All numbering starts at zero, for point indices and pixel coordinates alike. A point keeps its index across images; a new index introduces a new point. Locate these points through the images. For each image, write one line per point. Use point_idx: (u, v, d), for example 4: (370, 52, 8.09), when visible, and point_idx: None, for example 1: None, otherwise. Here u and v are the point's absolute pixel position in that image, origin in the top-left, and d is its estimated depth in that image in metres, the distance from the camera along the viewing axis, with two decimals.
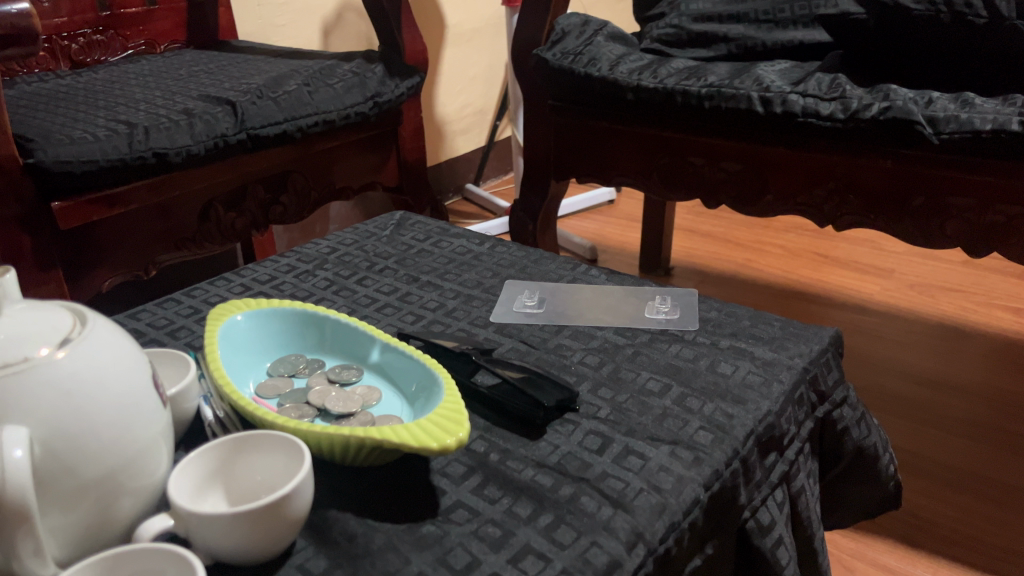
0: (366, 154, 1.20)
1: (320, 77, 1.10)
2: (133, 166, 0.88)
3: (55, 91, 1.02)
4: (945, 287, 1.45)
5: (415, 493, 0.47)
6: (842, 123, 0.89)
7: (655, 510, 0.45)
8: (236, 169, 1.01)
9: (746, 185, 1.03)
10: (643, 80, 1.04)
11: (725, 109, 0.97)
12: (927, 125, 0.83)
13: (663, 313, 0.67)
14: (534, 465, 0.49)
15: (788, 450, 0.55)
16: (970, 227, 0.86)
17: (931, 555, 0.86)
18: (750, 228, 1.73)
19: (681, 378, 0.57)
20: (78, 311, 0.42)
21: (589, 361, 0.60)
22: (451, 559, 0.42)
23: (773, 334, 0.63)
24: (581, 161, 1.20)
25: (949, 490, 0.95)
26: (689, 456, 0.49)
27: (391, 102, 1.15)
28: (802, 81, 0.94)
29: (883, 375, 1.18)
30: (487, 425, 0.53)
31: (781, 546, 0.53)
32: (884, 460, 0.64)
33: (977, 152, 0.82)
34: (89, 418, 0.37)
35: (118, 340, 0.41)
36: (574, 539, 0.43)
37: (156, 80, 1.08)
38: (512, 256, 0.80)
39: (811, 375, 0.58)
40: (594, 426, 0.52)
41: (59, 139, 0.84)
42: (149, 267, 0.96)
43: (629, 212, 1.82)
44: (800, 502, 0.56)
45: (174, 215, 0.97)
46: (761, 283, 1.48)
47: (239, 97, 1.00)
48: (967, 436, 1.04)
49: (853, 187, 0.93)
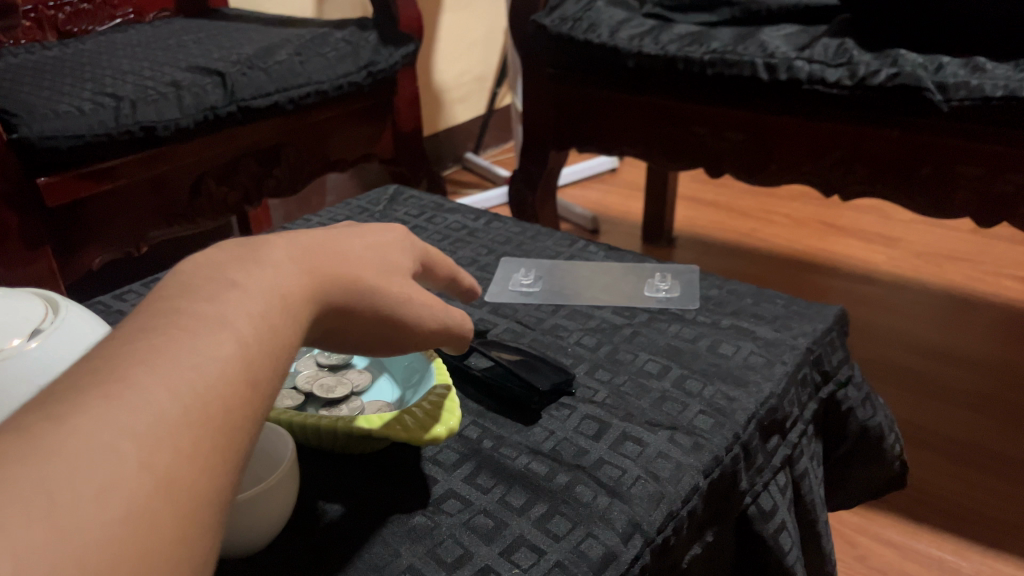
0: (363, 124, 1.17)
1: (312, 46, 1.07)
2: (121, 140, 0.86)
3: (40, 63, 0.99)
4: (952, 256, 1.42)
5: (407, 482, 0.45)
6: (849, 90, 0.86)
7: (653, 499, 0.43)
8: (228, 141, 0.99)
9: (749, 155, 1.01)
10: (645, 47, 1.00)
11: (728, 76, 0.94)
12: (936, 91, 0.80)
13: (664, 291, 0.65)
14: (529, 452, 0.47)
15: (791, 433, 0.54)
16: (979, 196, 0.84)
17: (934, 530, 0.85)
18: (755, 197, 1.71)
19: (681, 360, 0.56)
20: (52, 299, 0.41)
21: (586, 342, 0.59)
22: (442, 552, 0.40)
23: (776, 313, 0.61)
24: (581, 132, 1.18)
25: (953, 463, 0.94)
26: (688, 441, 0.48)
27: (385, 71, 1.12)
28: (808, 47, 0.91)
29: (887, 346, 1.17)
30: (481, 410, 0.52)
31: (785, 531, 0.51)
32: (890, 440, 0.62)
33: (986, 120, 0.79)
34: None
35: (95, 330, 0.40)
36: (569, 530, 0.41)
37: (145, 50, 1.06)
38: (508, 232, 0.79)
39: (815, 355, 0.56)
40: (590, 410, 0.51)
41: (43, 113, 0.82)
42: (139, 244, 0.95)
43: (632, 181, 1.79)
44: (803, 485, 0.55)
45: (166, 190, 0.95)
46: (766, 253, 1.46)
47: (228, 68, 0.98)
48: (973, 408, 1.03)
49: (861, 156, 0.91)
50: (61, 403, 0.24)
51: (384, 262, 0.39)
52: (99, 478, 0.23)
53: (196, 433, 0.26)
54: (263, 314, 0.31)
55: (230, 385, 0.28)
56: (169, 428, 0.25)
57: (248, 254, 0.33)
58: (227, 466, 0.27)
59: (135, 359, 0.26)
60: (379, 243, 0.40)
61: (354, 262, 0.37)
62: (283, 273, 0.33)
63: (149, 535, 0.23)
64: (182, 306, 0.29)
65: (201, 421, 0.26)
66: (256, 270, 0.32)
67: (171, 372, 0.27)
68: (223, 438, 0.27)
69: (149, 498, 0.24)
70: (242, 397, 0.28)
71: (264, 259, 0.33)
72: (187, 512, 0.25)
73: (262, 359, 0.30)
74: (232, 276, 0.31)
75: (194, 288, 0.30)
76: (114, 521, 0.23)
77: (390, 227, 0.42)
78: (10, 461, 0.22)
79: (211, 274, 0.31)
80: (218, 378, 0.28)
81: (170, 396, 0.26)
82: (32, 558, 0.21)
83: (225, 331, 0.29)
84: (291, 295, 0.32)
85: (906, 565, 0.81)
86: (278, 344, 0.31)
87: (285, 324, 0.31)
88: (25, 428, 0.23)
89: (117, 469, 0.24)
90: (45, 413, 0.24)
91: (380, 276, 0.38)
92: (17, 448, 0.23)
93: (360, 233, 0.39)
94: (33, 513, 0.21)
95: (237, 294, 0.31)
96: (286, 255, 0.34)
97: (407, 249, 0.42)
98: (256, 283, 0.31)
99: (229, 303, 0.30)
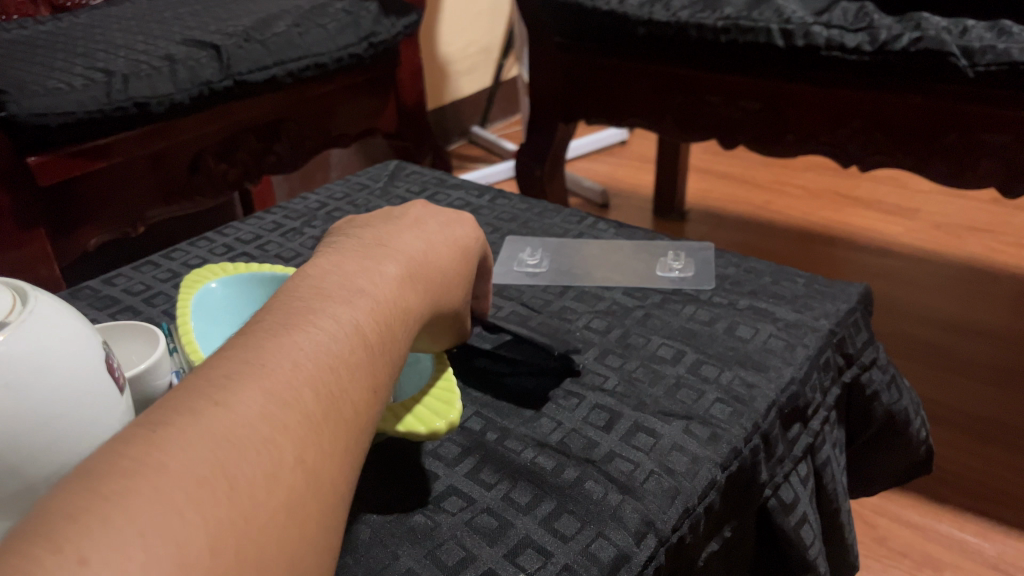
0: (364, 98, 1.14)
1: (311, 17, 1.02)
2: (114, 117, 0.83)
3: (32, 38, 0.96)
4: (972, 227, 1.38)
5: (405, 480, 0.43)
6: (869, 56, 0.82)
7: (668, 494, 0.41)
8: (224, 117, 0.96)
9: (764, 125, 0.97)
10: (655, 14, 0.96)
11: (743, 43, 0.90)
12: (962, 56, 0.76)
13: (677, 271, 0.62)
14: (535, 446, 0.44)
15: (813, 420, 0.51)
16: (1005, 165, 0.80)
17: (955, 510, 0.82)
18: (768, 168, 1.66)
19: (696, 344, 0.53)
20: (19, 287, 0.38)
21: (596, 325, 0.56)
22: (442, 555, 0.37)
23: (796, 292, 0.58)
24: (590, 102, 1.14)
25: (975, 441, 0.91)
26: (704, 432, 0.45)
27: (386, 42, 1.08)
28: (826, 12, 0.87)
29: (906, 320, 1.14)
30: (486, 400, 0.49)
31: (806, 525, 0.49)
32: (915, 424, 0.59)
33: (1014, 85, 0.75)
34: (39, 409, 0.34)
35: (65, 320, 0.37)
36: (578, 530, 0.39)
37: (140, 23, 1.03)
38: (514, 209, 0.76)
39: (838, 337, 0.53)
40: (600, 399, 0.48)
41: (33, 89, 0.78)
42: (137, 224, 0.92)
43: (642, 153, 1.75)
44: (825, 473, 0.52)
45: (165, 166, 0.92)
46: (780, 226, 1.42)
47: (225, 40, 0.94)
48: (994, 383, 1.00)
49: (881, 125, 0.87)
50: (223, 390, 0.29)
51: (460, 266, 0.44)
52: (265, 468, 0.27)
53: (332, 429, 0.31)
54: (381, 325, 0.35)
55: (358, 390, 0.33)
56: (313, 423, 0.30)
57: (368, 266, 0.38)
58: (352, 461, 0.31)
59: (281, 355, 0.31)
60: (457, 242, 0.45)
61: (449, 271, 0.43)
62: (400, 289, 0.38)
63: (301, 516, 0.28)
64: (316, 307, 0.34)
65: (334, 421, 0.31)
66: (377, 282, 0.37)
67: (311, 370, 0.31)
68: (351, 437, 0.31)
69: (298, 485, 0.28)
70: (363, 398, 0.33)
71: (383, 271, 0.38)
72: (325, 500, 0.29)
73: (381, 365, 0.34)
74: (358, 286, 0.36)
75: (327, 291, 0.35)
76: (273, 502, 0.27)
77: (460, 224, 0.47)
78: (194, 441, 0.26)
79: (340, 282, 0.36)
80: (348, 381, 0.32)
81: (315, 392, 0.31)
82: (216, 531, 0.25)
83: (356, 335, 0.34)
84: (405, 311, 0.37)
85: (927, 547, 0.78)
86: (390, 354, 0.35)
87: (397, 334, 0.36)
88: (197, 409, 0.28)
89: (275, 456, 0.28)
90: (211, 397, 0.28)
91: (458, 282, 0.43)
92: (195, 429, 0.27)
93: (445, 232, 0.44)
94: (212, 490, 0.26)
95: (365, 303, 0.35)
96: (394, 266, 0.39)
97: (478, 246, 0.47)
98: (376, 295, 0.36)
99: (357, 308, 0.35)
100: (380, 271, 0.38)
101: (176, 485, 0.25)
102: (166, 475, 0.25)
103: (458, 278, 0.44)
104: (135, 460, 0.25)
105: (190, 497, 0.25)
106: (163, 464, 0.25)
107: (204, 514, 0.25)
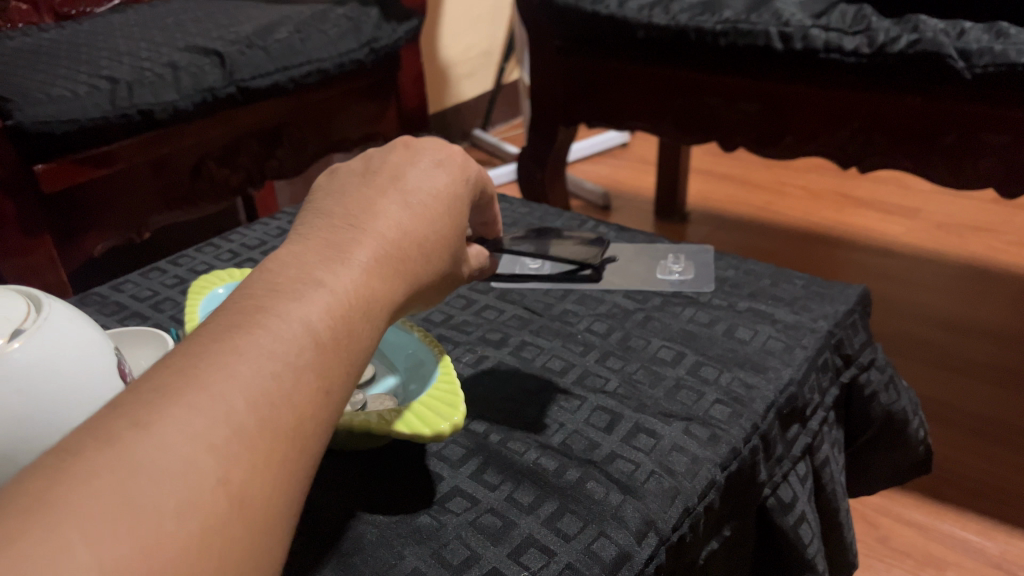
0: (367, 102, 1.15)
1: (312, 23, 1.04)
2: (118, 124, 0.84)
3: (37, 47, 0.97)
4: (972, 227, 1.39)
5: (410, 483, 0.43)
6: (868, 58, 0.82)
7: (668, 494, 0.42)
8: (228, 122, 0.97)
9: (763, 127, 0.98)
10: (655, 18, 0.97)
11: (742, 46, 0.91)
12: (959, 58, 0.77)
13: (677, 273, 0.63)
14: (538, 447, 0.45)
15: (811, 420, 0.52)
16: (1004, 166, 0.80)
17: (957, 509, 0.83)
18: (769, 169, 1.67)
19: (695, 346, 0.54)
20: (34, 296, 0.39)
21: (597, 328, 0.57)
22: (447, 556, 0.38)
23: (795, 295, 0.59)
24: (591, 105, 1.15)
25: (976, 439, 0.91)
26: (704, 433, 0.46)
27: (387, 48, 1.09)
28: (824, 14, 0.88)
29: (907, 320, 1.14)
30: (490, 403, 0.49)
31: (805, 523, 0.49)
32: (914, 425, 0.60)
33: (1011, 86, 0.75)
34: (50, 410, 0.35)
35: (78, 327, 0.38)
36: (580, 529, 0.39)
37: (143, 30, 1.04)
38: (515, 213, 0.77)
39: (836, 339, 0.54)
40: (602, 401, 0.49)
41: (37, 96, 0.79)
42: (142, 229, 0.93)
43: (643, 155, 1.76)
44: (824, 474, 0.53)
45: (167, 173, 0.93)
46: (780, 227, 1.43)
47: (227, 47, 0.95)
48: (995, 382, 1.00)
49: (880, 126, 0.88)
50: (146, 406, 0.26)
51: (449, 219, 0.39)
52: (184, 493, 0.24)
53: (269, 442, 0.27)
54: (339, 320, 0.31)
55: (304, 396, 0.29)
56: (245, 438, 0.27)
57: (334, 250, 0.34)
58: (296, 475, 0.28)
59: (216, 364, 0.28)
60: (441, 191, 0.39)
61: (436, 225, 0.38)
62: (366, 275, 0.33)
63: (225, 546, 0.25)
64: (266, 305, 0.31)
65: (272, 434, 0.27)
66: (339, 272, 0.33)
67: (248, 378, 0.28)
68: (295, 450, 0.28)
69: (224, 510, 0.25)
70: (311, 403, 0.29)
71: (350, 257, 0.33)
72: (257, 524, 0.26)
73: (337, 365, 0.31)
74: (318, 276, 0.32)
75: (282, 286, 0.31)
76: (190, 533, 0.24)
77: (445, 165, 0.41)
78: (104, 469, 0.24)
79: (298, 273, 0.32)
80: (292, 387, 0.29)
81: (250, 404, 0.27)
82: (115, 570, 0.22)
83: (307, 335, 0.30)
84: (372, 300, 0.33)
85: (930, 546, 0.79)
86: (351, 353, 0.32)
87: (360, 329, 0.32)
88: (114, 432, 0.25)
89: (198, 480, 0.25)
90: (133, 416, 0.26)
91: (450, 235, 0.39)
92: (107, 455, 0.24)
93: (427, 179, 0.39)
94: (116, 525, 0.23)
95: (321, 298, 0.31)
96: (364, 246, 0.34)
97: (463, 194, 0.41)
98: (336, 286, 0.32)
99: (311, 304, 0.31)
100: (343, 259, 0.33)
101: (73, 524, 0.22)
102: (63, 514, 0.22)
103: (449, 232, 0.39)
104: (35, 494, 0.23)
105: (89, 536, 0.22)
106: (62, 502, 0.23)
107: (100, 553, 0.22)
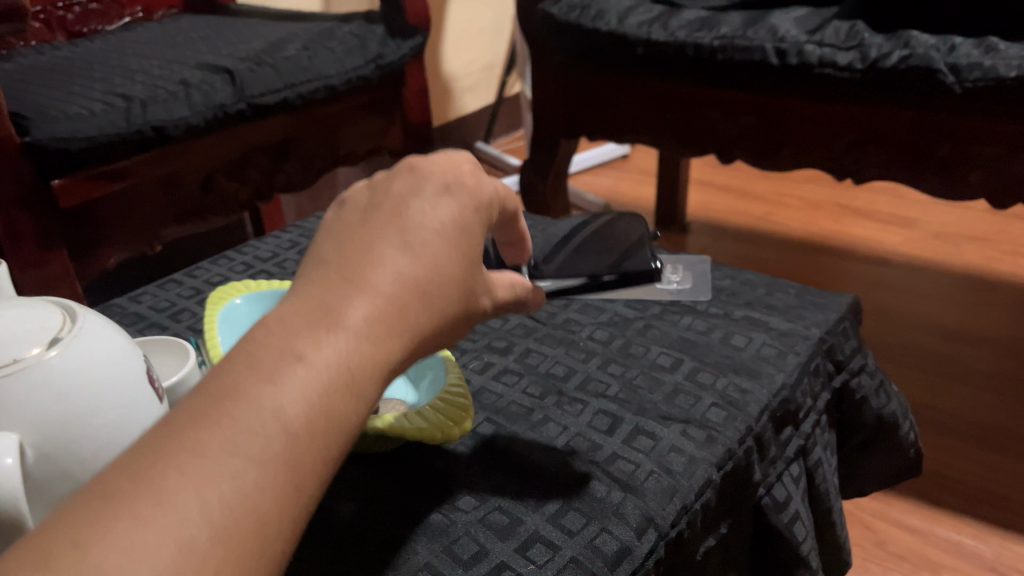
0: (373, 117, 1.17)
1: (319, 40, 1.07)
2: (132, 140, 0.86)
3: (52, 64, 1.00)
4: (968, 237, 1.41)
5: (420, 480, 0.45)
6: (860, 74, 0.85)
7: (666, 492, 0.44)
8: (236, 138, 0.99)
9: (760, 139, 1.01)
10: (654, 34, 0.99)
11: (738, 60, 0.93)
12: (949, 73, 0.79)
13: (676, 282, 0.65)
14: (542, 449, 0.47)
15: (804, 424, 0.54)
16: (994, 177, 0.83)
17: (954, 514, 0.85)
18: (768, 180, 1.70)
19: (693, 353, 0.56)
20: (68, 306, 0.41)
21: (598, 335, 0.59)
22: (457, 549, 0.40)
23: (788, 303, 0.61)
24: (592, 118, 1.17)
25: (971, 445, 0.94)
26: (701, 435, 0.48)
27: (393, 64, 1.12)
28: (818, 30, 0.90)
29: (904, 329, 1.16)
30: (497, 407, 0.52)
31: (798, 521, 0.52)
32: (904, 427, 0.62)
33: (1000, 100, 0.78)
34: (85, 413, 0.37)
35: (110, 335, 0.40)
36: (583, 525, 0.42)
37: (154, 48, 1.07)
38: None
39: (827, 345, 0.56)
40: (603, 405, 0.51)
41: (54, 114, 0.82)
42: (154, 241, 0.96)
43: (644, 167, 1.79)
44: (817, 473, 0.55)
45: (177, 188, 0.96)
46: (779, 237, 1.45)
47: (238, 65, 0.98)
48: (990, 389, 1.02)
49: (874, 138, 0.90)
50: (87, 524, 0.22)
51: (459, 257, 0.34)
52: None
53: (226, 554, 0.24)
54: (316, 402, 0.27)
55: (269, 495, 0.25)
56: (199, 554, 0.23)
57: (322, 310, 0.29)
58: None
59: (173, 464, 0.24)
60: (450, 224, 0.34)
61: (445, 266, 0.33)
62: (357, 340, 0.29)
63: None
64: (236, 387, 0.27)
65: (230, 545, 0.24)
66: (323, 339, 0.28)
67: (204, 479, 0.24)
68: (261, 559, 0.24)
69: None
70: (277, 503, 0.25)
71: (342, 321, 0.29)
72: None
73: (313, 453, 0.27)
74: (300, 346, 0.28)
75: (258, 362, 0.27)
76: None
77: (454, 193, 0.35)
78: None
79: (278, 344, 0.28)
80: (256, 487, 0.25)
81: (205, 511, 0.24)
82: None
83: (277, 423, 0.26)
84: (360, 371, 0.29)
85: (928, 550, 0.81)
86: (330, 438, 0.27)
87: (342, 409, 0.28)
88: (50, 550, 0.22)
89: None
90: (70, 536, 0.22)
91: (461, 276, 0.34)
92: None
93: (434, 212, 0.34)
94: None
95: (296, 377, 0.27)
96: (357, 302, 0.30)
97: (474, 222, 0.36)
98: (318, 360, 0.28)
99: (286, 385, 0.27)
100: (326, 328, 0.29)
101: None
102: None
103: (461, 272, 0.34)
104: None
105: None
106: None
107: None
